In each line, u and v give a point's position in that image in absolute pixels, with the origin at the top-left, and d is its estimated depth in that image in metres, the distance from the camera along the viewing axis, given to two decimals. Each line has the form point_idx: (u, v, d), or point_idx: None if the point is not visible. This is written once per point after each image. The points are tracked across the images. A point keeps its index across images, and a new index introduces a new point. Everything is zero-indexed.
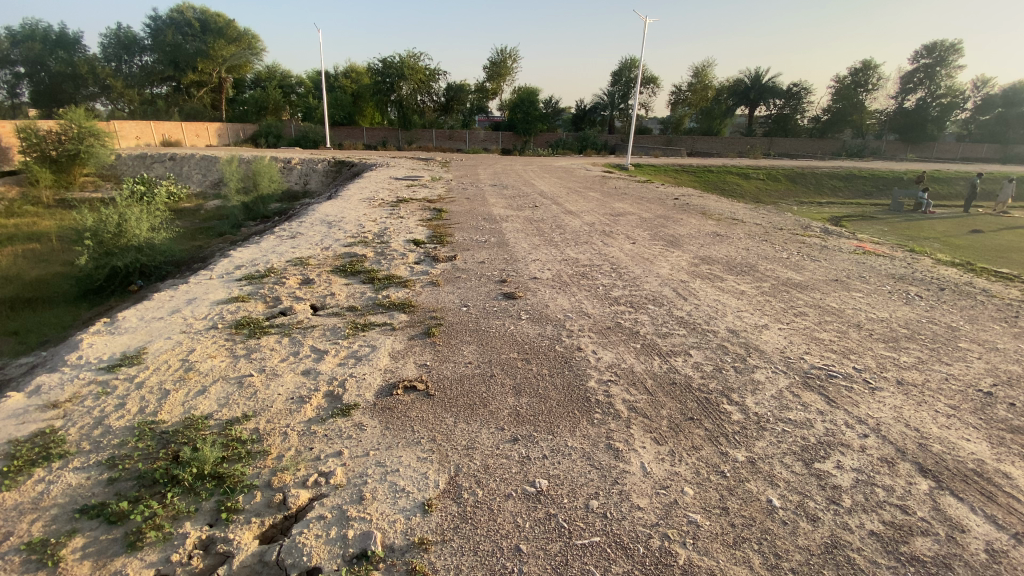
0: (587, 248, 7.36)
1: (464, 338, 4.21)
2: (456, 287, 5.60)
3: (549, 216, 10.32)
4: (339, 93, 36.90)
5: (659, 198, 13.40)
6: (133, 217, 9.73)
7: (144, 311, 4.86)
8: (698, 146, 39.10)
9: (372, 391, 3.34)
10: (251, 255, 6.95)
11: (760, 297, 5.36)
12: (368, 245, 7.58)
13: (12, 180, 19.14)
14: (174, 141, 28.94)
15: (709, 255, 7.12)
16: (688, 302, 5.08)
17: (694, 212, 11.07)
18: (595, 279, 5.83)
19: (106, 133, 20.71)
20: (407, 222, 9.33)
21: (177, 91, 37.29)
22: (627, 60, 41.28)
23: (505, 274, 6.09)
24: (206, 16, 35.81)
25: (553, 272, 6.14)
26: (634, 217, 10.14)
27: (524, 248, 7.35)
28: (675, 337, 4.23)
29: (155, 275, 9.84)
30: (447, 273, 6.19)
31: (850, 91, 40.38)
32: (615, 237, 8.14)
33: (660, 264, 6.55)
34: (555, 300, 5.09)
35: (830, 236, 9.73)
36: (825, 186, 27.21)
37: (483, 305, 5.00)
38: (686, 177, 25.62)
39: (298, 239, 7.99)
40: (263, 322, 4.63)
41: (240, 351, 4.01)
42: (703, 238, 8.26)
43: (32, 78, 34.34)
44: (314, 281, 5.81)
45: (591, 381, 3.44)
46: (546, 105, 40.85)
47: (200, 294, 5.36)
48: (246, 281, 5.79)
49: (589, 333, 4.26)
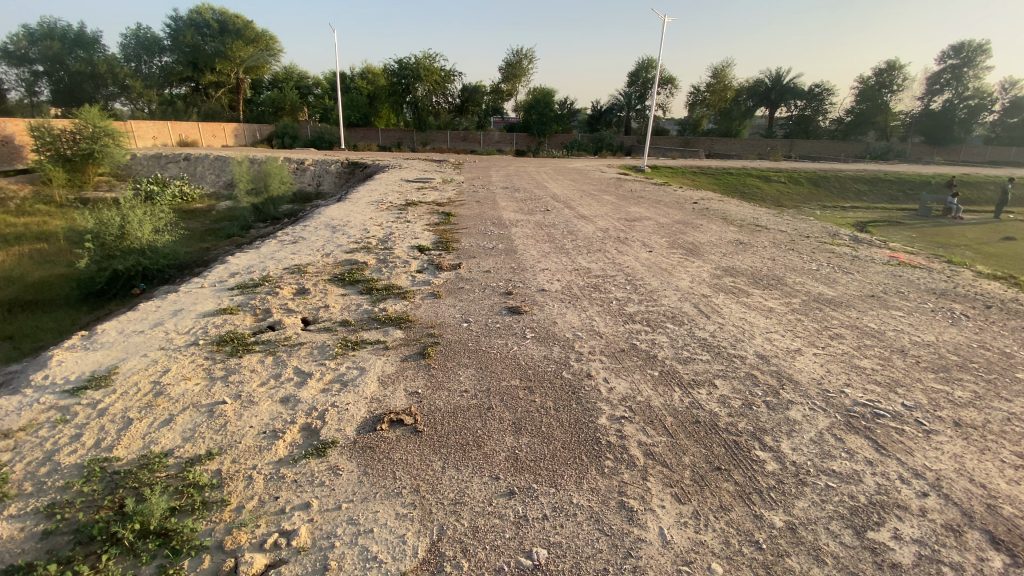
0: (599, 257, 6.93)
1: (462, 360, 3.82)
2: (458, 300, 5.22)
3: (561, 220, 9.91)
4: (354, 94, 36.93)
5: (677, 202, 12.89)
6: (136, 219, 9.67)
7: (126, 324, 4.60)
8: (717, 147, 38.31)
9: (353, 425, 2.97)
10: (249, 261, 6.68)
11: (790, 315, 4.88)
12: (370, 251, 7.25)
13: (27, 179, 19.32)
14: (190, 141, 29.16)
15: (731, 266, 6.64)
16: (710, 321, 4.63)
17: (714, 218, 10.54)
18: (608, 292, 5.40)
19: (121, 132, 20.89)
20: (413, 227, 9.00)
21: (195, 92, 37.78)
22: (644, 60, 40.64)
23: (512, 285, 5.69)
24: (226, 17, 35.72)
25: (564, 283, 5.73)
26: (650, 223, 9.66)
27: (533, 256, 6.94)
28: (697, 363, 3.78)
29: (157, 279, 9.71)
30: (451, 283, 5.81)
31: (874, 92, 39.23)
32: (631, 245, 7.70)
33: (679, 275, 6.09)
34: (565, 317, 4.68)
35: (859, 245, 9.13)
36: (848, 190, 26.30)
37: (487, 321, 4.61)
38: (705, 180, 24.99)
39: (299, 244, 7.70)
40: (247, 338, 4.30)
41: (217, 373, 3.68)
42: (724, 247, 7.78)
43: (51, 77, 34.95)
44: (309, 291, 5.49)
45: (602, 418, 3.02)
46: (561, 106, 40.44)
47: (187, 305, 5.08)
48: (238, 290, 5.50)
49: (600, 357, 3.84)
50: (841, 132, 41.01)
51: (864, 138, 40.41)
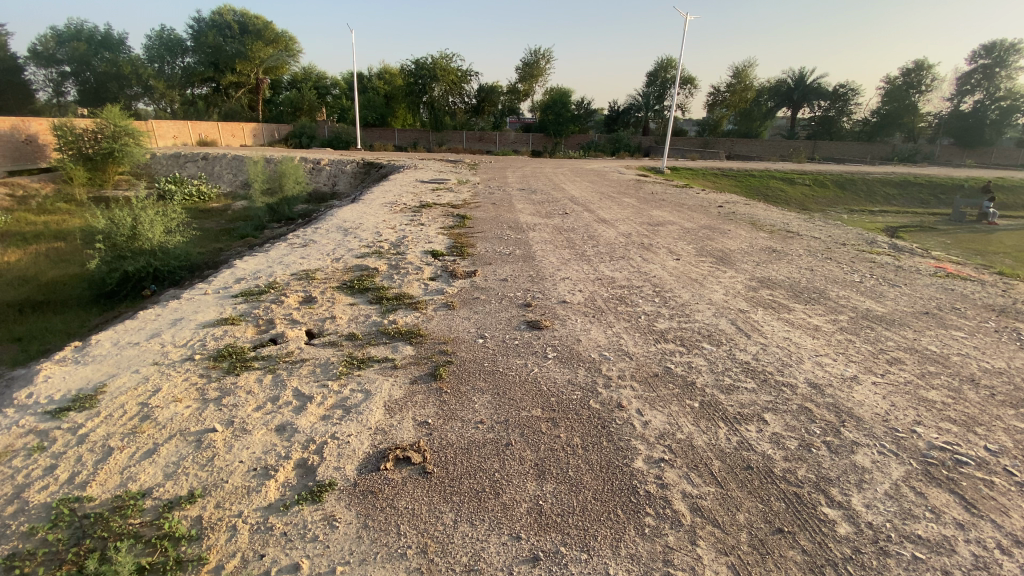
0: (623, 265, 6.50)
1: (478, 383, 3.44)
2: (473, 312, 4.85)
3: (581, 224, 9.50)
4: (371, 94, 36.94)
5: (701, 206, 12.37)
6: (148, 219, 9.57)
7: (122, 335, 4.35)
8: (737, 148, 37.43)
9: (354, 463, 2.62)
10: (256, 266, 6.42)
11: (839, 335, 4.41)
12: (382, 256, 6.94)
13: (50, 177, 19.51)
14: (209, 141, 29.37)
15: (767, 276, 6.17)
16: (750, 341, 4.19)
17: (741, 223, 10.04)
18: (635, 305, 4.99)
19: (140, 132, 21.03)
20: (427, 231, 8.69)
21: (216, 92, 38.17)
22: (663, 60, 39.97)
23: (530, 296, 5.30)
24: (247, 18, 36.02)
25: (587, 294, 5.34)
26: (675, 228, 9.18)
27: (552, 264, 6.55)
28: (742, 393, 3.36)
29: (168, 280, 9.55)
30: (465, 292, 5.45)
31: (902, 92, 38.02)
32: (656, 252, 7.27)
33: (711, 287, 5.65)
34: (589, 333, 4.28)
35: (900, 253, 8.53)
36: (877, 193, 25.35)
37: (504, 337, 4.23)
38: (726, 183, 24.31)
39: (309, 248, 7.43)
40: (247, 352, 4.00)
41: (210, 394, 3.37)
42: (756, 255, 7.28)
43: (78, 78, 35.52)
44: (316, 300, 5.18)
45: (638, 461, 2.63)
46: (578, 106, 39.99)
47: (187, 313, 4.81)
48: (242, 298, 5.21)
49: (631, 382, 3.44)
50: (866, 134, 39.77)
51: (891, 140, 39.15)
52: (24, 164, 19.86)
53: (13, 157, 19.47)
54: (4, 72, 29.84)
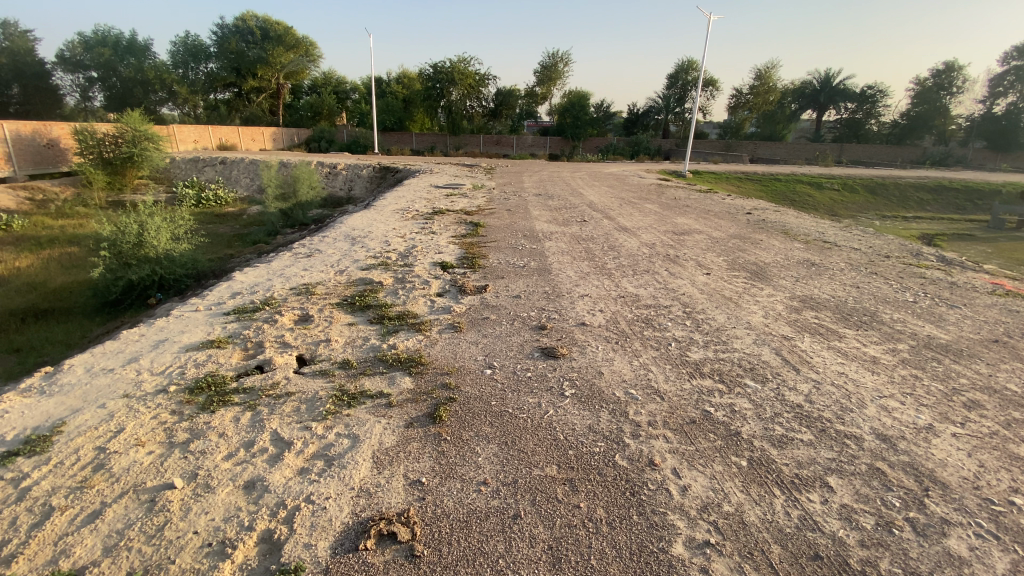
0: (648, 280, 5.96)
1: (483, 428, 2.96)
2: (482, 336, 4.36)
3: (601, 233, 8.98)
4: (389, 98, 36.96)
5: (727, 213, 11.72)
6: (155, 226, 9.34)
7: (99, 359, 3.99)
8: (760, 151, 36.44)
9: (329, 538, 2.16)
10: (255, 279, 6.05)
11: (903, 370, 3.82)
12: (388, 268, 6.51)
13: (70, 181, 19.69)
14: (229, 145, 29.56)
15: (807, 295, 5.59)
16: (800, 377, 3.64)
17: (773, 232, 9.38)
18: (664, 328, 4.45)
19: (160, 136, 21.16)
20: (437, 240, 8.26)
21: (238, 97, 38.61)
22: (684, 62, 39.14)
23: (546, 316, 4.80)
24: (268, 24, 36.21)
25: (610, 313, 4.85)
26: (702, 238, 8.60)
27: (570, 278, 6.04)
28: (797, 447, 2.81)
29: (173, 288, 9.31)
30: (474, 311, 4.97)
31: (933, 94, 36.59)
32: (684, 265, 6.71)
33: (747, 307, 5.09)
34: (612, 363, 3.76)
35: (951, 266, 7.78)
36: (910, 199, 24.22)
37: (515, 367, 3.74)
38: (750, 187, 23.50)
39: (313, 258, 7.05)
40: (228, 383, 3.58)
41: (178, 437, 2.97)
42: (793, 269, 6.67)
43: (105, 83, 36.07)
44: (313, 319, 4.77)
45: (677, 545, 2.13)
46: (597, 109, 39.46)
47: (172, 334, 4.44)
48: (234, 316, 4.83)
49: (664, 431, 2.92)
50: (895, 137, 38.32)
51: (922, 143, 37.70)
52: (47, 168, 20.07)
53: (35, 161, 19.66)
54: (32, 76, 30.47)
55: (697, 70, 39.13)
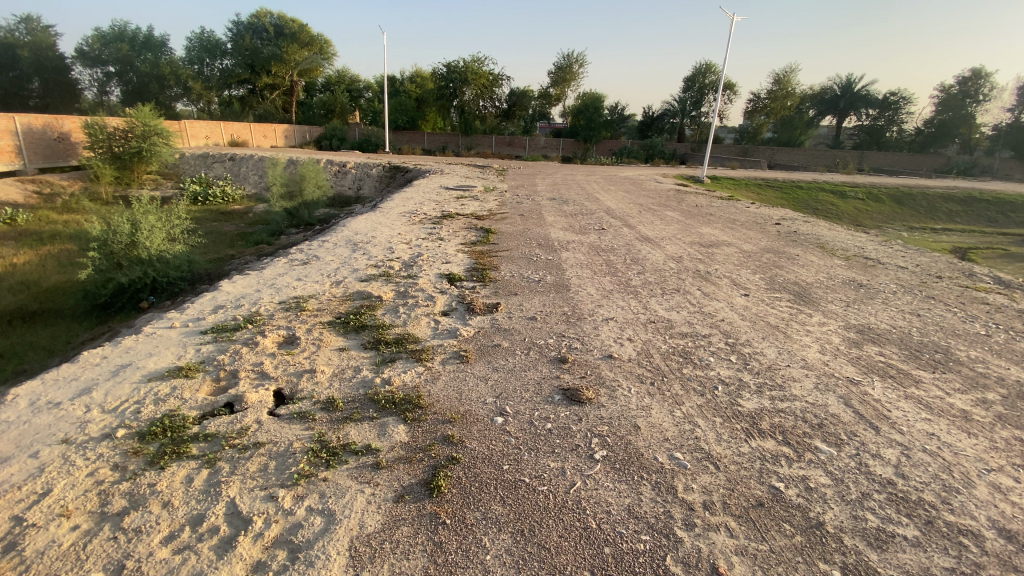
0: (681, 301, 5.29)
1: (493, 506, 2.34)
2: (493, 368, 3.74)
3: (622, 243, 8.33)
4: (402, 97, 36.59)
5: (753, 223, 11.05)
6: (149, 224, 8.84)
7: (45, 389, 3.41)
8: (778, 157, 35.56)
9: None
10: (242, 290, 5.46)
11: (1010, 432, 3.13)
12: (389, 280, 5.90)
13: (79, 175, 19.40)
14: (241, 142, 29.26)
15: (863, 325, 4.90)
16: (882, 440, 3.00)
17: (807, 246, 8.71)
18: (707, 366, 3.80)
19: (169, 132, 20.82)
20: (446, 247, 7.66)
21: (252, 94, 38.25)
22: (701, 64, 38.21)
23: (567, 345, 4.14)
24: (283, 21, 36.09)
25: (641, 341, 4.23)
26: (731, 251, 7.91)
27: (592, 297, 5.40)
28: (901, 551, 2.19)
29: (167, 292, 8.80)
30: (483, 336, 4.34)
31: (959, 101, 35.31)
32: (718, 283, 6.05)
33: (798, 338, 4.45)
34: (650, 414, 3.10)
35: (1011, 288, 7.02)
36: (938, 210, 23.23)
37: (531, 415, 3.10)
38: (770, 194, 22.70)
39: (309, 266, 6.46)
40: (187, 426, 2.99)
41: (114, 505, 2.38)
42: (840, 293, 5.98)
43: (121, 78, 35.87)
44: (300, 342, 4.19)
45: None
46: (611, 112, 38.77)
47: (138, 357, 3.87)
48: (211, 336, 4.25)
49: (727, 520, 2.30)
50: (919, 144, 37.13)
51: (946, 151, 36.50)
52: (57, 161, 19.75)
53: (46, 154, 19.32)
54: (53, 70, 30.37)
55: (714, 73, 38.25)
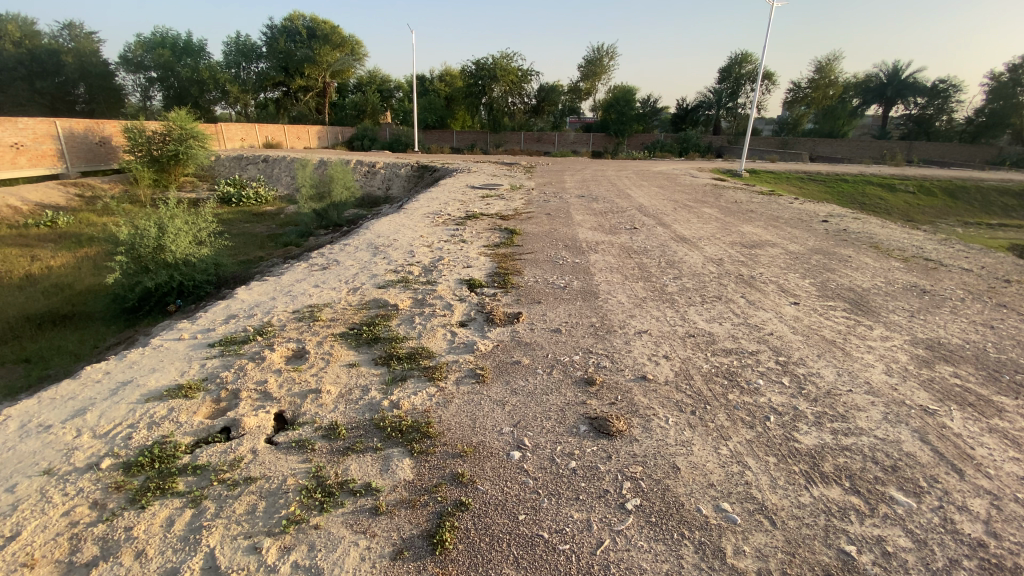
0: (723, 311, 4.81)
1: (501, 570, 2.00)
2: (513, 389, 3.38)
3: (655, 244, 7.84)
4: (432, 96, 36.79)
5: (797, 221, 10.30)
6: (174, 228, 8.94)
7: (45, 411, 3.30)
8: (820, 149, 33.85)
9: None
10: (257, 297, 5.29)
11: None
12: (407, 287, 5.62)
13: (120, 178, 20.12)
14: (275, 143, 29.82)
15: (932, 340, 4.30)
16: (977, 489, 2.48)
17: (859, 246, 8.00)
18: (757, 393, 3.34)
19: (204, 135, 21.33)
20: (468, 250, 7.35)
21: (287, 96, 39.22)
22: (738, 54, 36.71)
23: (596, 362, 3.76)
24: (315, 23, 36.45)
25: (679, 359, 3.80)
26: (777, 253, 7.31)
27: (623, 306, 4.98)
28: None
29: (193, 295, 8.83)
30: (503, 351, 3.99)
31: (1011, 90, 32.20)
32: (764, 289, 5.53)
33: (860, 356, 3.92)
34: (690, 452, 2.70)
35: None
36: (999, 204, 21.49)
37: (552, 450, 2.73)
38: (812, 189, 21.48)
39: (327, 271, 6.26)
40: (178, 456, 2.80)
41: (85, 554, 2.18)
42: (903, 301, 5.35)
43: (163, 83, 36.70)
44: (309, 356, 3.95)
45: None
46: (643, 105, 37.78)
47: (142, 373, 3.73)
48: (218, 349, 4.07)
49: None
50: (970, 135, 34.40)
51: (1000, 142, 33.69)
52: (99, 165, 20.53)
53: (88, 158, 20.12)
54: (98, 77, 31.66)
55: (752, 62, 36.64)
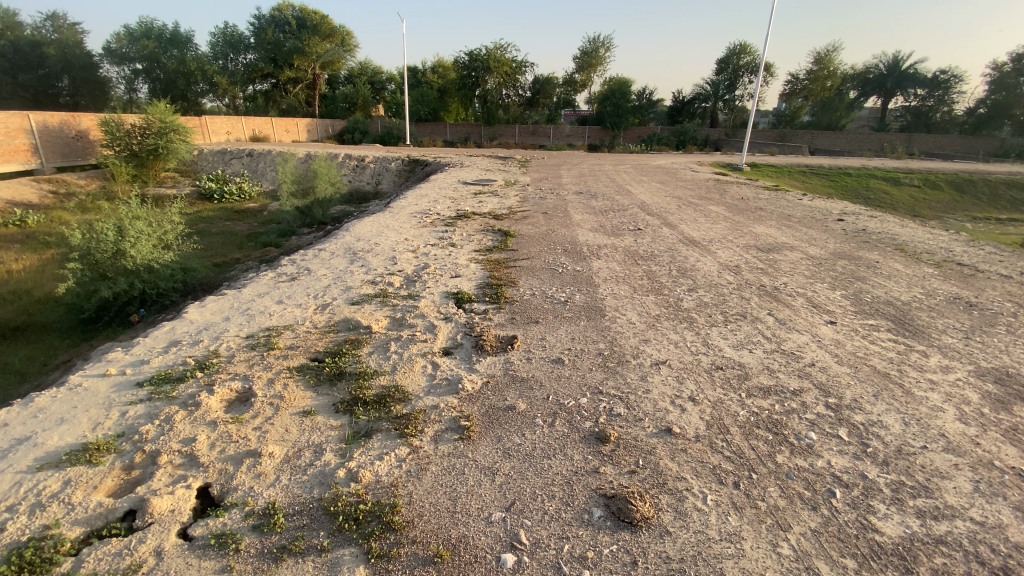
0: (753, 335, 4.13)
1: None
2: (505, 449, 2.68)
3: (663, 247, 7.16)
4: (424, 88, 35.77)
5: (811, 219, 9.64)
6: (135, 229, 8.14)
7: None
8: (818, 141, 33.26)
9: None
10: (208, 318, 4.55)
11: None
12: (385, 302, 4.90)
13: (98, 174, 19.19)
14: (262, 136, 28.85)
15: (1002, 371, 3.64)
16: None
17: (882, 249, 7.37)
18: (816, 455, 2.66)
19: (185, 128, 20.38)
20: (457, 256, 6.62)
21: (276, 88, 38.22)
22: (736, 45, 35.84)
23: (610, 407, 3.06)
24: (305, 13, 35.26)
25: (710, 403, 3.12)
26: (797, 258, 6.66)
27: (634, 327, 4.28)
28: None
29: (157, 304, 8.05)
30: (493, 391, 3.28)
31: (1014, 79, 31.68)
32: (796, 305, 4.86)
33: (924, 396, 3.26)
34: (742, 555, 2.04)
35: None
36: (1005, 198, 20.97)
37: (557, 552, 2.05)
38: (816, 183, 20.84)
39: (295, 283, 5.52)
40: (56, 562, 2.08)
41: None
42: (952, 318, 4.68)
43: (149, 75, 34.94)
44: (256, 400, 3.24)
45: None
46: (638, 97, 37.06)
47: (44, 427, 3.02)
48: (147, 391, 3.36)
49: None
50: (970, 126, 33.81)
51: (1000, 134, 33.05)
52: (76, 160, 19.55)
53: (64, 153, 19.13)
54: (81, 69, 30.48)
55: (750, 54, 35.87)
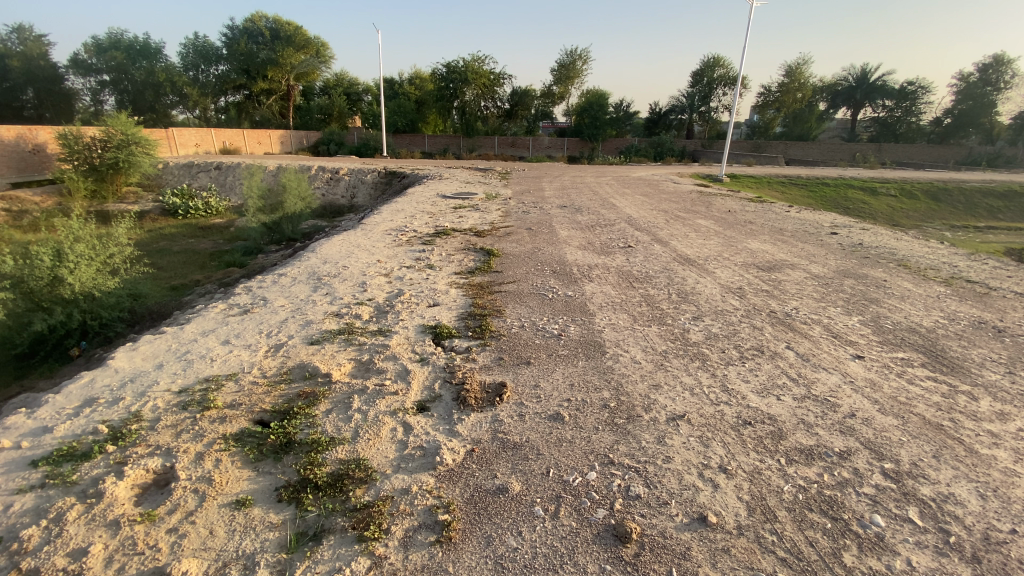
0: (777, 376, 3.59)
1: None
2: (497, 556, 2.06)
3: (658, 267, 6.66)
4: (401, 100, 35.15)
5: (804, 233, 9.32)
6: (75, 252, 7.27)
7: None
8: (793, 152, 33.71)
9: None
10: (139, 366, 3.82)
11: None
12: (352, 340, 4.24)
13: (53, 190, 17.95)
14: (233, 149, 27.78)
15: None
16: None
17: (885, 265, 7.00)
18: (895, 552, 2.10)
19: (149, 140, 19.32)
20: (434, 280, 5.99)
21: (249, 99, 36.65)
22: (709, 58, 36.27)
23: (627, 484, 2.47)
24: (279, 24, 34.37)
25: (747, 475, 2.54)
26: (801, 277, 6.23)
27: (641, 369, 3.69)
28: None
29: (101, 336, 7.18)
30: (479, 463, 2.65)
31: (978, 89, 32.84)
32: (818, 336, 4.34)
33: (990, 456, 2.75)
34: None
35: None
36: (978, 206, 21.29)
37: None
38: (795, 193, 20.85)
39: (248, 318, 4.78)
40: None
41: None
42: (985, 348, 4.25)
43: (116, 87, 33.50)
44: (176, 486, 2.53)
45: None
46: (615, 109, 36.74)
47: None
48: (37, 476, 2.62)
49: None
50: (938, 135, 34.73)
51: (966, 143, 34.05)
52: (31, 175, 18.36)
53: (19, 168, 18.02)
54: (45, 80, 28.96)
55: (723, 66, 36.35)
